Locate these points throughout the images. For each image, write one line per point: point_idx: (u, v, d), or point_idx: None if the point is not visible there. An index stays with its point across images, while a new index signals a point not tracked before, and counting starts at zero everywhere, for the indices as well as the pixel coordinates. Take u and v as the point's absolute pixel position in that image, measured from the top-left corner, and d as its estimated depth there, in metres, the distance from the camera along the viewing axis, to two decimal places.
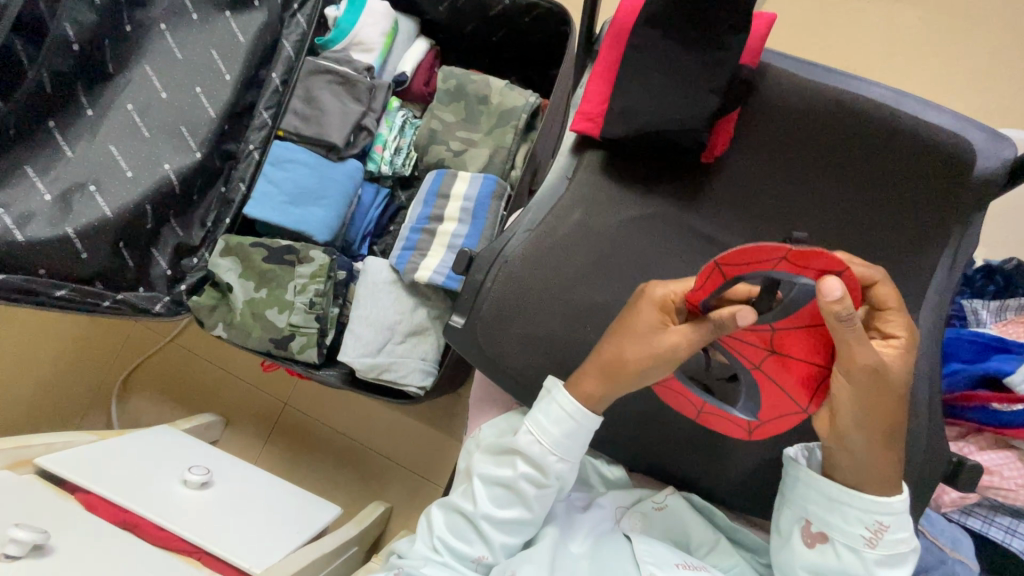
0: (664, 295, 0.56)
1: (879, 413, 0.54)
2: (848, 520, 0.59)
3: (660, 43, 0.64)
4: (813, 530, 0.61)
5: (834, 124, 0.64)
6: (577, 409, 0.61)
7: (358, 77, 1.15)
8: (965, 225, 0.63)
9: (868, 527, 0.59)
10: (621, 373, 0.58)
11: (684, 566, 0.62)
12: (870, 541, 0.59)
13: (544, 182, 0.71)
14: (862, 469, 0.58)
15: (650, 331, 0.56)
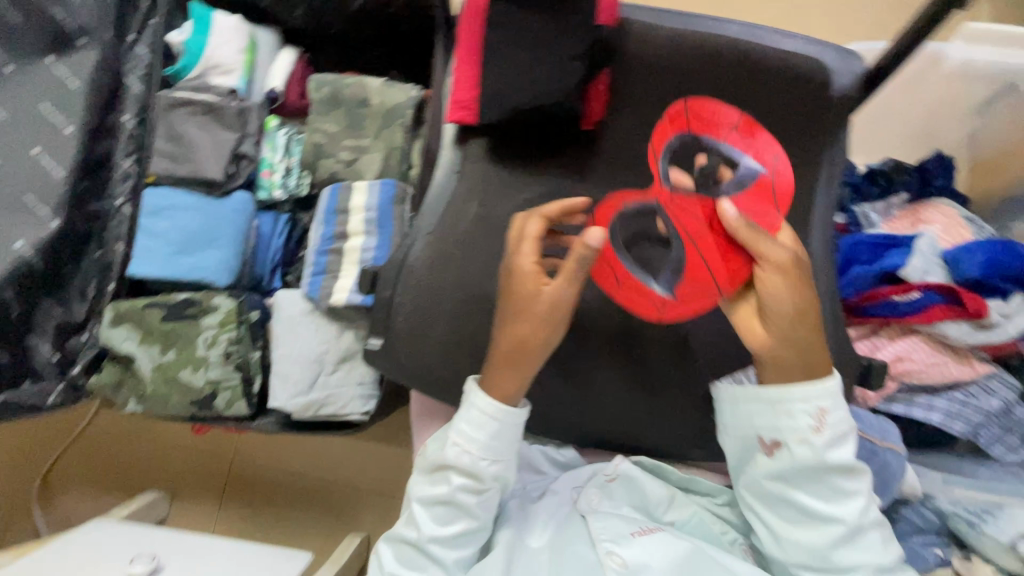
0: (527, 264, 0.60)
1: (804, 305, 0.56)
2: (792, 415, 0.57)
3: (517, 17, 0.62)
4: (763, 439, 0.60)
5: (697, 69, 0.65)
6: (497, 409, 0.60)
7: (223, 103, 1.06)
8: (832, 144, 0.67)
9: (812, 415, 0.57)
10: (524, 354, 0.59)
11: (640, 533, 0.61)
12: (817, 427, 0.57)
13: (435, 179, 0.69)
14: (795, 368, 0.57)
15: (529, 304, 0.59)
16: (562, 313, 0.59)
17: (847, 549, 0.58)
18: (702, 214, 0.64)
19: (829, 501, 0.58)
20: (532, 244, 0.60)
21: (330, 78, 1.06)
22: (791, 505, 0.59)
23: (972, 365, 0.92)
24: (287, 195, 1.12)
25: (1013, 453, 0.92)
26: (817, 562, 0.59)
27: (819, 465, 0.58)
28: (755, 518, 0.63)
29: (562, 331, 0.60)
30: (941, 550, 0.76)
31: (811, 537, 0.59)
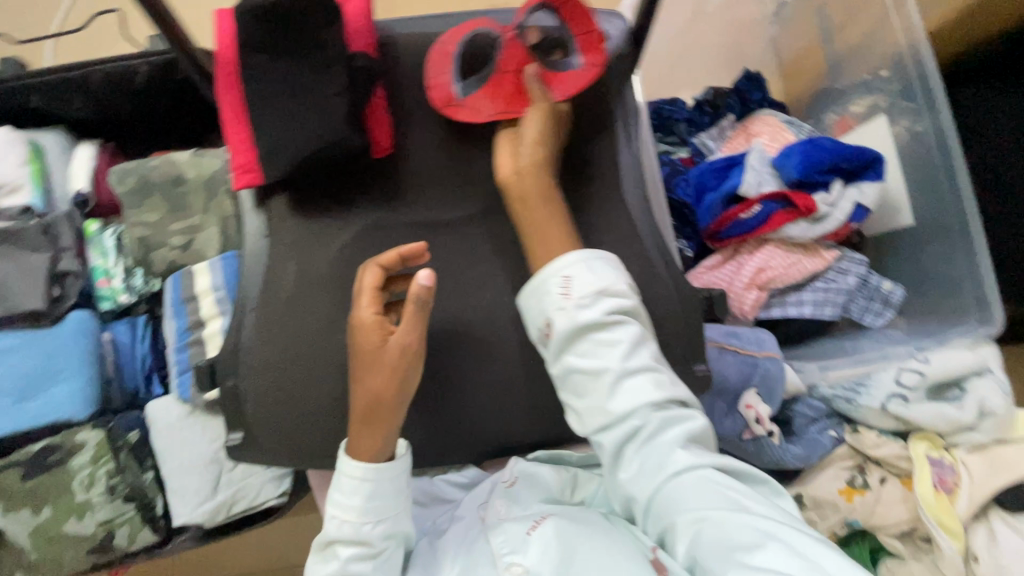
0: (369, 317, 0.58)
1: (545, 139, 0.61)
2: (541, 291, 0.58)
3: (268, 65, 0.59)
4: (540, 326, 0.57)
5: (472, 66, 0.66)
6: (366, 470, 0.58)
7: (20, 225, 0.96)
8: (621, 102, 0.70)
9: (557, 283, 0.57)
10: (379, 410, 0.58)
11: (535, 528, 0.59)
12: (566, 293, 0.56)
13: (246, 249, 0.65)
14: (520, 193, 0.61)
15: (373, 360, 0.58)
16: (411, 361, 0.59)
17: (634, 406, 0.55)
18: (508, 64, 0.64)
19: (602, 362, 0.55)
20: (370, 296, 0.58)
21: (131, 166, 0.97)
22: (576, 381, 0.57)
23: (821, 256, 1.00)
24: (132, 300, 1.03)
25: (881, 317, 1.00)
26: (612, 431, 0.55)
27: (585, 331, 0.56)
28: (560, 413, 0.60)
29: (415, 377, 0.59)
30: (835, 431, 0.83)
31: (600, 407, 0.55)
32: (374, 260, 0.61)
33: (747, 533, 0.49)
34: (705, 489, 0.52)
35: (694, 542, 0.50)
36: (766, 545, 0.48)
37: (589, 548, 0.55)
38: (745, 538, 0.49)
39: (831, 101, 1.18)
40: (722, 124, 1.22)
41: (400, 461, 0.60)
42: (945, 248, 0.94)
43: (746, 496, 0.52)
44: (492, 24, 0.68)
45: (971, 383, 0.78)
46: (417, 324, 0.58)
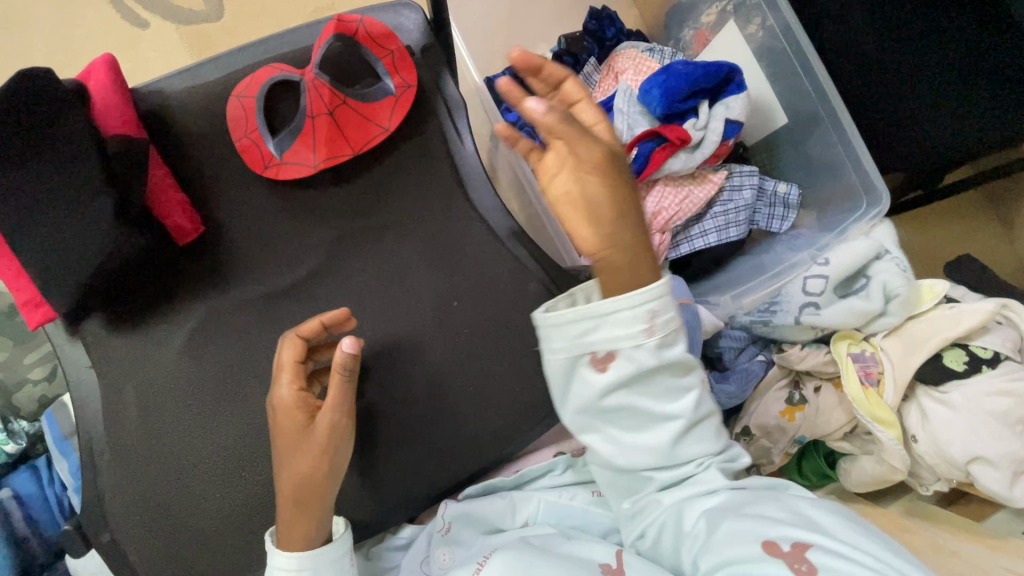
0: (291, 395, 0.53)
1: (621, 194, 0.45)
2: (614, 321, 0.46)
3: (7, 180, 0.49)
4: (593, 353, 0.47)
5: (259, 110, 0.58)
6: (300, 558, 0.52)
7: None
8: (441, 95, 0.63)
9: (643, 318, 0.46)
10: (310, 493, 0.52)
11: (480, 568, 0.54)
12: (651, 330, 0.46)
13: (76, 386, 0.57)
14: (623, 275, 0.46)
15: (300, 443, 0.52)
16: (346, 431, 0.54)
17: (693, 438, 0.53)
18: (316, 101, 0.57)
19: (668, 401, 0.51)
20: (291, 371, 0.54)
21: None
22: (634, 410, 0.50)
23: (710, 178, 0.98)
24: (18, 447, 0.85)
25: (786, 221, 0.99)
26: (665, 456, 0.53)
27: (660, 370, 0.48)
28: (585, 432, 0.52)
29: (348, 453, 0.54)
30: (763, 354, 0.85)
31: (659, 433, 0.52)
32: (293, 330, 0.56)
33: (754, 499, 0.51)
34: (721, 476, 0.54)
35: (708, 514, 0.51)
36: (766, 501, 0.50)
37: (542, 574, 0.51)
38: (749, 502, 0.50)
39: (683, 18, 1.14)
40: (587, 68, 1.15)
41: (336, 544, 0.54)
42: (822, 138, 0.94)
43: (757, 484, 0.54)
44: (269, 55, 0.60)
45: (874, 269, 0.79)
46: (348, 396, 0.54)
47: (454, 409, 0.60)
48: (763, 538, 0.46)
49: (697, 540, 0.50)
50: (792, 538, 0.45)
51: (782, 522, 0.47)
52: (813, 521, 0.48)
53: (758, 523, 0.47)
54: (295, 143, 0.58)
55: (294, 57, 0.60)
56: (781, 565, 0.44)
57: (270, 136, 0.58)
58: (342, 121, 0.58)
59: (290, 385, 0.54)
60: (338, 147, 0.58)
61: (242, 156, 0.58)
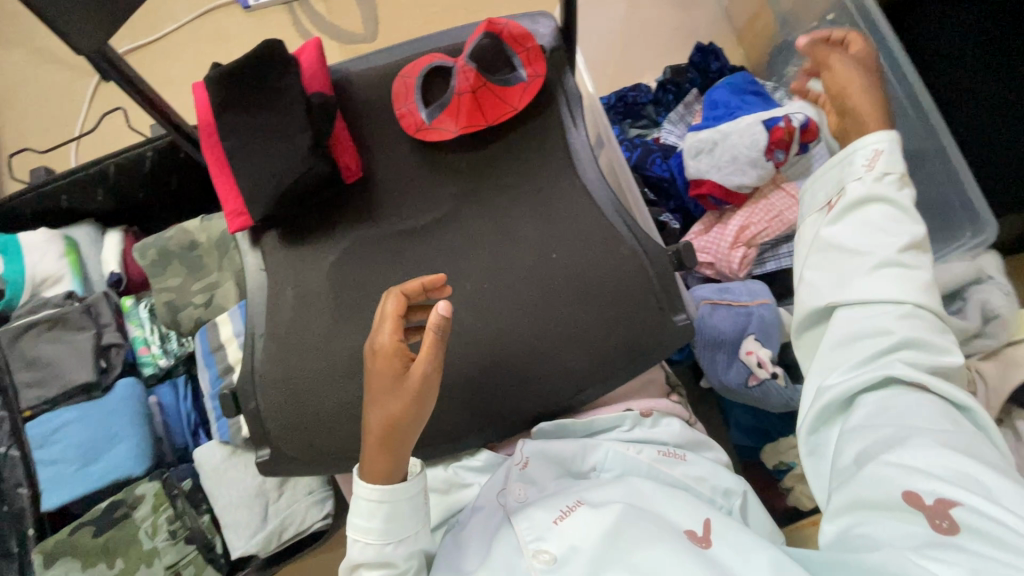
0: (390, 348, 0.59)
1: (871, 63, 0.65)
2: (847, 165, 0.59)
3: (243, 120, 0.67)
4: (828, 198, 0.61)
5: (418, 88, 0.73)
6: (382, 491, 0.61)
7: (64, 310, 1.07)
8: (561, 87, 0.75)
9: (866, 155, 0.58)
10: (396, 435, 0.59)
11: (561, 518, 0.61)
12: (872, 162, 0.58)
13: (250, 285, 0.72)
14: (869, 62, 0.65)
15: (392, 388, 0.59)
16: (433, 386, 0.59)
17: (886, 293, 0.54)
18: (463, 81, 0.71)
19: (875, 236, 0.56)
20: (392, 323, 0.60)
21: (150, 240, 1.07)
22: (835, 252, 0.58)
23: (786, 189, 1.04)
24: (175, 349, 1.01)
25: None
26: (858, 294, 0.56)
27: (875, 206, 0.58)
28: (799, 290, 0.61)
29: (431, 403, 0.60)
30: None
31: (852, 274, 0.56)
32: (398, 289, 0.62)
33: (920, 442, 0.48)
34: (897, 396, 0.52)
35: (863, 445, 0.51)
36: (926, 445, 0.48)
37: (625, 524, 0.58)
38: (913, 451, 0.48)
39: (788, 55, 1.21)
40: (687, 98, 1.24)
41: (414, 483, 0.62)
42: (926, 171, 0.95)
43: (938, 415, 0.50)
44: (431, 46, 0.75)
45: (973, 292, 0.78)
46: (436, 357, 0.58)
47: (540, 348, 0.68)
48: (907, 489, 0.47)
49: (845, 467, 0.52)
50: (938, 493, 0.45)
51: (938, 474, 0.46)
52: (984, 484, 0.45)
53: (906, 472, 0.47)
54: (442, 114, 0.71)
55: (449, 49, 0.74)
56: (918, 518, 0.46)
57: (424, 109, 0.72)
58: (482, 100, 0.71)
59: (389, 334, 0.61)
60: (476, 119, 0.71)
61: (402, 121, 0.72)
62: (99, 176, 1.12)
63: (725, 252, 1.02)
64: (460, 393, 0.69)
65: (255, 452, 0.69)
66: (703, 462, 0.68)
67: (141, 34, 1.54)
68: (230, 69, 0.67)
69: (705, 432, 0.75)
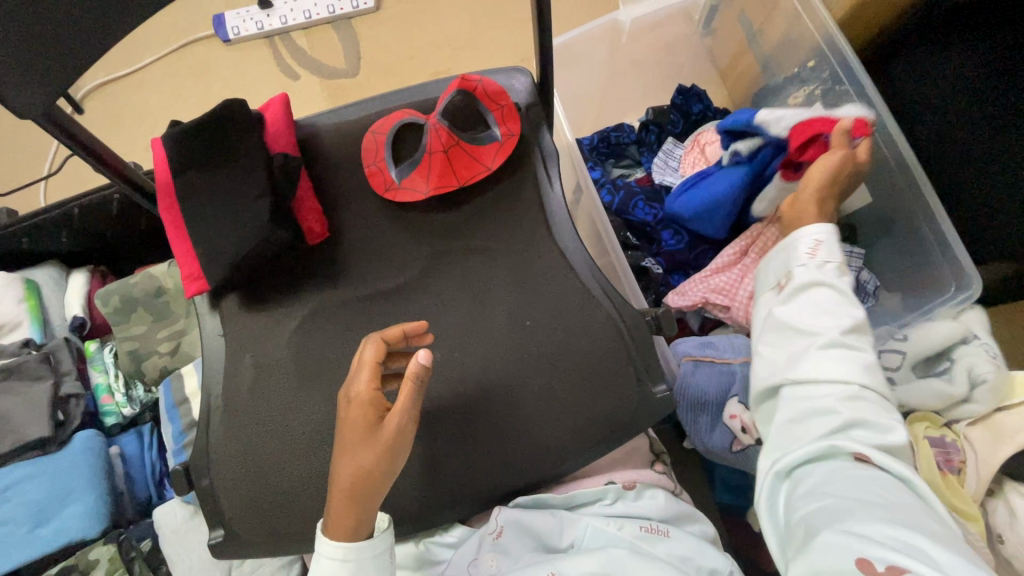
0: (364, 391, 0.57)
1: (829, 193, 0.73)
2: (779, 258, 0.66)
3: (202, 180, 0.64)
4: (778, 282, 0.65)
5: (389, 147, 0.70)
6: (347, 549, 0.57)
7: (20, 360, 1.02)
8: (537, 145, 0.73)
9: (807, 244, 0.64)
10: (364, 490, 0.55)
11: None
12: (813, 252, 0.63)
13: (208, 350, 0.68)
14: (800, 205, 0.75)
15: (365, 441, 0.56)
16: (409, 436, 0.57)
17: (838, 366, 0.56)
18: (434, 141, 0.68)
19: (824, 316, 0.59)
20: (370, 369, 0.58)
21: (113, 287, 1.02)
22: (787, 330, 0.61)
23: None
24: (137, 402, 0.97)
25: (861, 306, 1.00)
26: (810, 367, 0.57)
27: (820, 289, 0.61)
28: (755, 362, 0.63)
29: (403, 458, 0.57)
30: None
31: (805, 345, 0.58)
32: (377, 333, 0.61)
33: (868, 511, 0.47)
34: (846, 466, 0.52)
35: (815, 511, 0.49)
36: (875, 515, 0.46)
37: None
38: (855, 511, 0.47)
39: (771, 99, 1.20)
40: (670, 138, 1.22)
41: (380, 541, 0.58)
42: (908, 223, 0.94)
43: (890, 490, 0.49)
44: (403, 102, 0.73)
45: (959, 353, 0.75)
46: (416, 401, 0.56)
47: (513, 420, 0.65)
48: (858, 554, 0.43)
49: (797, 533, 0.49)
50: (888, 561, 0.42)
51: (886, 544, 0.43)
52: (930, 557, 0.42)
53: (858, 539, 0.44)
54: (413, 174, 0.69)
55: (421, 105, 0.72)
56: None
57: (394, 168, 0.70)
58: (454, 159, 0.69)
59: (365, 382, 0.58)
60: (447, 179, 0.68)
61: (372, 182, 0.69)
62: (62, 218, 1.08)
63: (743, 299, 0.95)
64: (427, 468, 0.65)
65: (208, 532, 0.64)
66: (685, 539, 0.64)
67: (117, 66, 1.52)
68: (189, 128, 0.65)
69: (689, 502, 0.72)
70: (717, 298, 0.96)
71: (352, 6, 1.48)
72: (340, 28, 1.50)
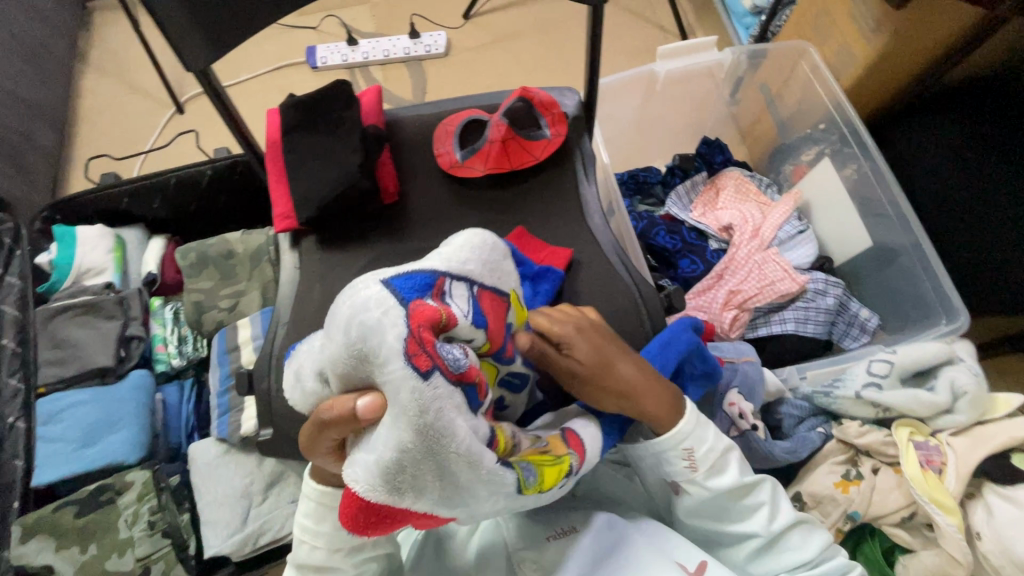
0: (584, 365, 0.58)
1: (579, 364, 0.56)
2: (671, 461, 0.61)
3: (308, 139, 0.80)
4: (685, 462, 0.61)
5: (457, 135, 0.85)
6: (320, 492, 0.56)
7: (100, 298, 1.16)
8: (578, 147, 0.87)
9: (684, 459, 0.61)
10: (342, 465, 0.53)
11: (551, 536, 0.62)
12: (692, 465, 0.61)
13: (283, 280, 0.80)
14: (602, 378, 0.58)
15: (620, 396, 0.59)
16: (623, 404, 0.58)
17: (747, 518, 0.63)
18: (494, 131, 0.83)
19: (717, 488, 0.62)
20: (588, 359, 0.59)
21: (193, 245, 1.18)
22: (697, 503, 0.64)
23: (779, 261, 1.14)
24: (195, 346, 1.08)
25: (858, 341, 1.12)
26: (699, 452, 0.61)
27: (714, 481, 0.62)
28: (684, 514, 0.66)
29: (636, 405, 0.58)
30: (823, 427, 0.88)
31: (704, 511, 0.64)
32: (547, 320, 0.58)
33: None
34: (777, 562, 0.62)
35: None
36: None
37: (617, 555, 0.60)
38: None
39: (784, 156, 1.35)
40: (694, 178, 1.35)
41: None
42: (903, 264, 1.05)
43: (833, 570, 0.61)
44: (472, 103, 0.89)
45: (943, 371, 0.82)
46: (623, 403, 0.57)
47: None
48: None
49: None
50: None
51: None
52: None
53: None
54: (474, 156, 0.83)
55: (486, 107, 0.88)
56: None
57: (459, 151, 0.84)
58: (510, 148, 0.83)
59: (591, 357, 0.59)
60: (503, 164, 0.83)
61: (440, 160, 0.84)
62: (159, 185, 1.25)
63: (717, 312, 1.13)
64: None
65: (259, 430, 0.74)
66: None
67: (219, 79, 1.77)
68: (304, 99, 0.81)
69: None
70: (699, 314, 1.15)
71: (425, 50, 1.73)
72: (412, 66, 1.74)
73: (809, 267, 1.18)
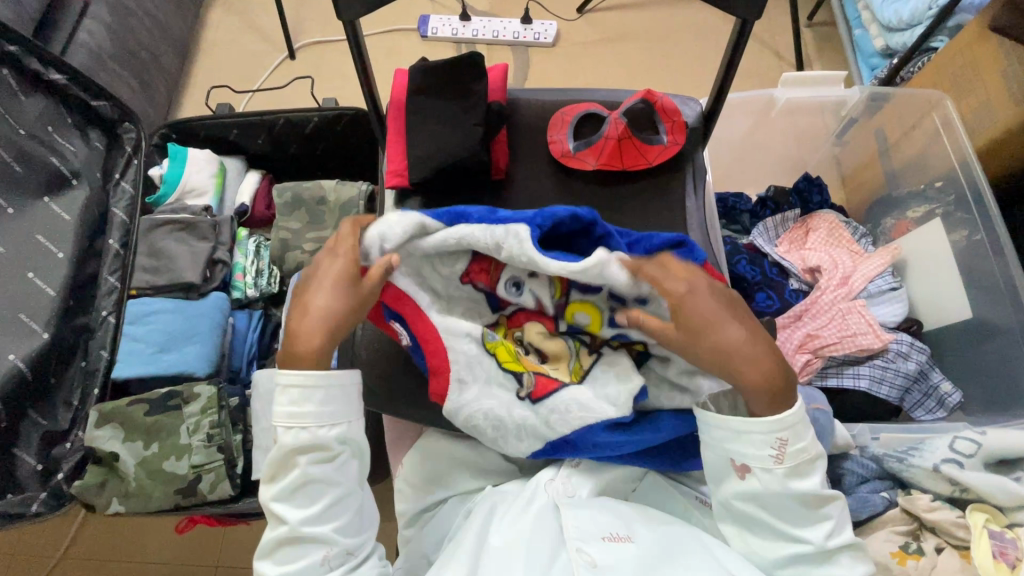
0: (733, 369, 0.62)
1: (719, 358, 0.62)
2: (756, 443, 0.60)
3: (433, 106, 0.82)
4: (773, 453, 0.60)
5: (573, 126, 0.85)
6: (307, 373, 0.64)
7: (197, 219, 1.23)
8: (692, 159, 0.85)
9: (772, 446, 0.60)
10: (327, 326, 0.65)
11: (610, 538, 0.62)
12: (779, 455, 0.60)
13: None
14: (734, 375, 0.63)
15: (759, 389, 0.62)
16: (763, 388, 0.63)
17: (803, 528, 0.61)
18: (612, 127, 0.83)
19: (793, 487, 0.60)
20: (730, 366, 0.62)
21: (290, 185, 1.23)
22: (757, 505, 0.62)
23: (864, 314, 1.09)
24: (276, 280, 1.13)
25: (932, 414, 1.06)
26: (791, 446, 0.60)
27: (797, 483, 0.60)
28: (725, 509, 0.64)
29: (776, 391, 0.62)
30: (886, 492, 0.84)
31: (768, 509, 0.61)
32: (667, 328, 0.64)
33: None
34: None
35: None
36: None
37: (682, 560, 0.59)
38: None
39: (888, 209, 1.27)
40: (785, 214, 1.30)
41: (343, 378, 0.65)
42: (1003, 344, 0.99)
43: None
44: (593, 96, 0.88)
45: None
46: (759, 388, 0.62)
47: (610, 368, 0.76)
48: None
49: None
50: None
51: None
52: None
53: None
54: (587, 150, 0.83)
55: (606, 103, 0.88)
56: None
57: (573, 142, 0.84)
58: (624, 148, 0.83)
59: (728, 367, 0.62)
60: (614, 161, 0.83)
61: (552, 147, 0.84)
62: (267, 121, 1.31)
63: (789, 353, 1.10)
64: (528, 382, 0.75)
65: None
66: None
67: None
68: (433, 65, 0.83)
69: None
70: None
71: (534, 37, 1.73)
72: (518, 51, 1.74)
73: (894, 327, 1.13)
